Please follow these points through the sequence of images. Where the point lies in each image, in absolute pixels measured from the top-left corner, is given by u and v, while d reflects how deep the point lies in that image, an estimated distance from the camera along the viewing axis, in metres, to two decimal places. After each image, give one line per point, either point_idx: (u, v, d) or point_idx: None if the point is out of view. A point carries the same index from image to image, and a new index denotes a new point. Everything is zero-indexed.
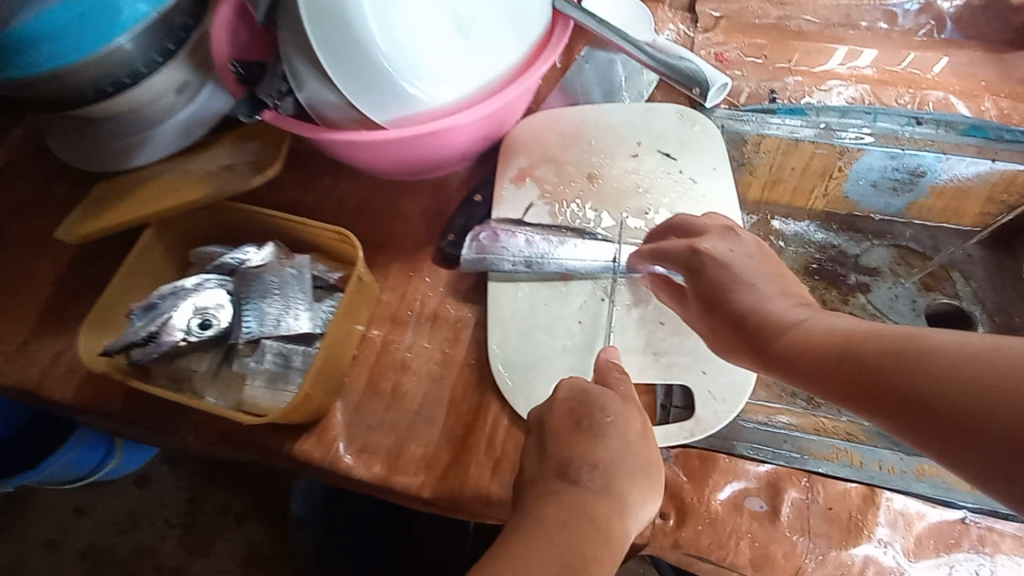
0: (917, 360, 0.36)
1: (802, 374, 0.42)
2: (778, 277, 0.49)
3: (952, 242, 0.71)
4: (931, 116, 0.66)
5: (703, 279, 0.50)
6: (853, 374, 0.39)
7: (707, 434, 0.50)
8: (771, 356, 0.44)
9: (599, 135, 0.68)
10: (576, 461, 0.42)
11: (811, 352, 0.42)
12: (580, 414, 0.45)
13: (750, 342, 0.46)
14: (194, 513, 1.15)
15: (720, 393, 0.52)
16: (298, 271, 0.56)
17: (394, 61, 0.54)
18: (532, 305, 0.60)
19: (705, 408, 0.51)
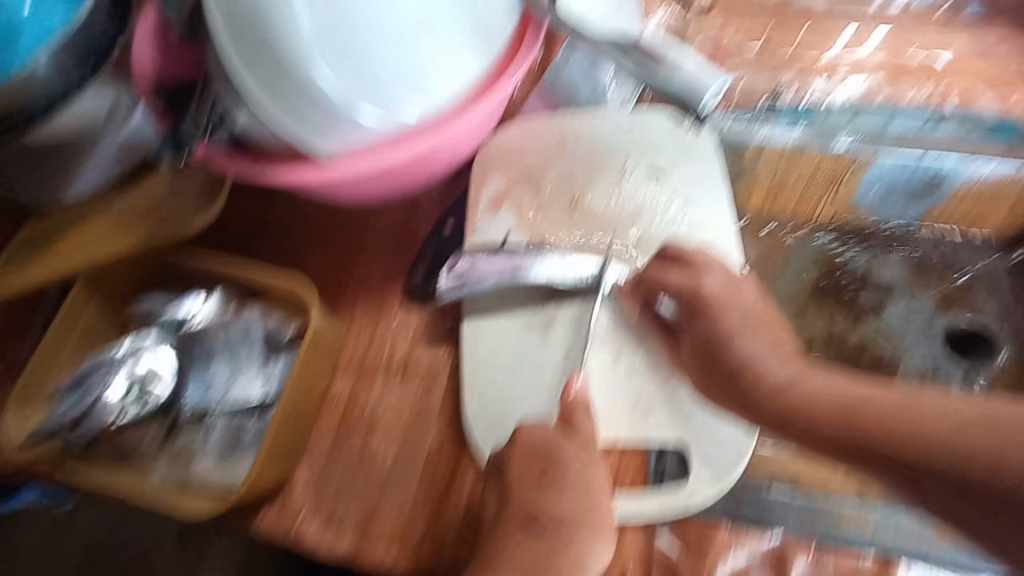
0: (910, 430, 0.35)
1: (799, 436, 0.40)
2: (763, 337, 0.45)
3: (976, 253, 0.64)
4: (952, 113, 0.60)
5: (701, 327, 0.47)
6: (855, 443, 0.37)
7: (704, 503, 0.47)
8: (765, 418, 0.42)
9: (582, 152, 0.61)
10: (540, 512, 0.45)
11: (807, 416, 0.39)
12: (542, 465, 0.46)
13: (742, 403, 0.44)
14: None
15: (716, 452, 0.49)
16: (247, 331, 0.52)
17: (341, 87, 0.46)
18: (511, 351, 0.55)
19: (701, 471, 0.48)
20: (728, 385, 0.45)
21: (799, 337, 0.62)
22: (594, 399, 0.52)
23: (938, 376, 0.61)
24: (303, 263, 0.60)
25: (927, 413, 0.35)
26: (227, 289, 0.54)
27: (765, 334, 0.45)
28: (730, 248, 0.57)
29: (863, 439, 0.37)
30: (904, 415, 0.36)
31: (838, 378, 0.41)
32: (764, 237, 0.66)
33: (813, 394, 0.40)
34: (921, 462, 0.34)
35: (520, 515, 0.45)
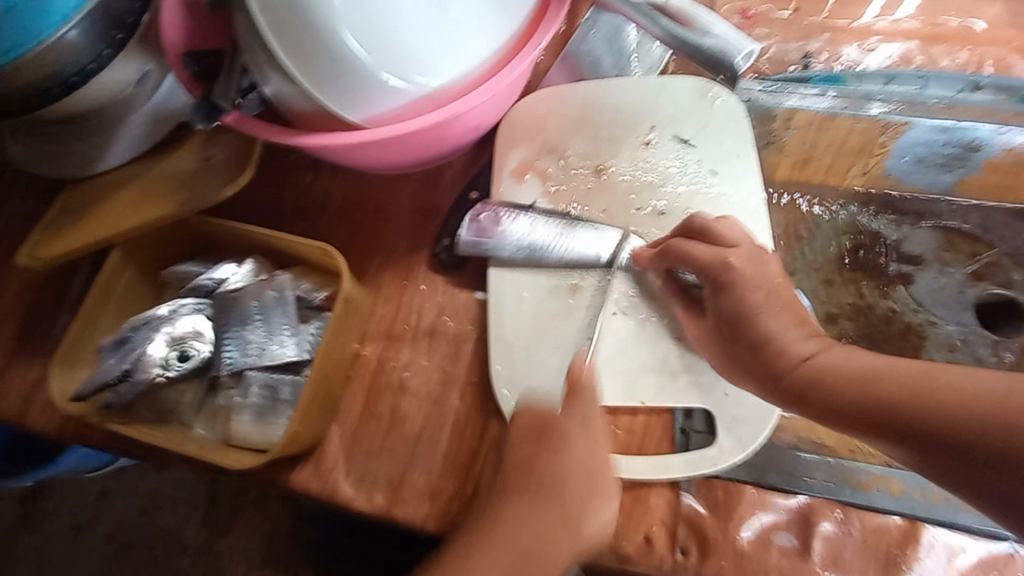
0: (934, 408, 0.34)
1: (818, 408, 0.40)
2: (787, 308, 0.45)
3: (1009, 224, 0.63)
4: (992, 79, 0.57)
5: (729, 298, 0.46)
6: (870, 411, 0.37)
7: (730, 463, 0.48)
8: (787, 390, 0.42)
9: (608, 119, 0.60)
10: (538, 472, 0.44)
11: (824, 386, 0.40)
12: (540, 429, 0.45)
13: (760, 373, 0.44)
14: (214, 493, 1.10)
15: (744, 416, 0.49)
16: (279, 292, 0.52)
17: (371, 49, 0.46)
18: (536, 318, 0.55)
19: (727, 434, 0.49)
20: (755, 366, 0.44)
21: (824, 309, 0.62)
22: (618, 364, 0.53)
23: (966, 346, 0.60)
24: (333, 230, 0.61)
25: (923, 376, 0.36)
26: (260, 257, 0.55)
27: (785, 310, 0.45)
28: (758, 219, 0.57)
29: (879, 405, 0.37)
30: (924, 390, 0.35)
31: (856, 352, 0.41)
32: (792, 208, 0.65)
33: (836, 366, 0.40)
34: (941, 429, 0.33)
35: (515, 469, 0.44)
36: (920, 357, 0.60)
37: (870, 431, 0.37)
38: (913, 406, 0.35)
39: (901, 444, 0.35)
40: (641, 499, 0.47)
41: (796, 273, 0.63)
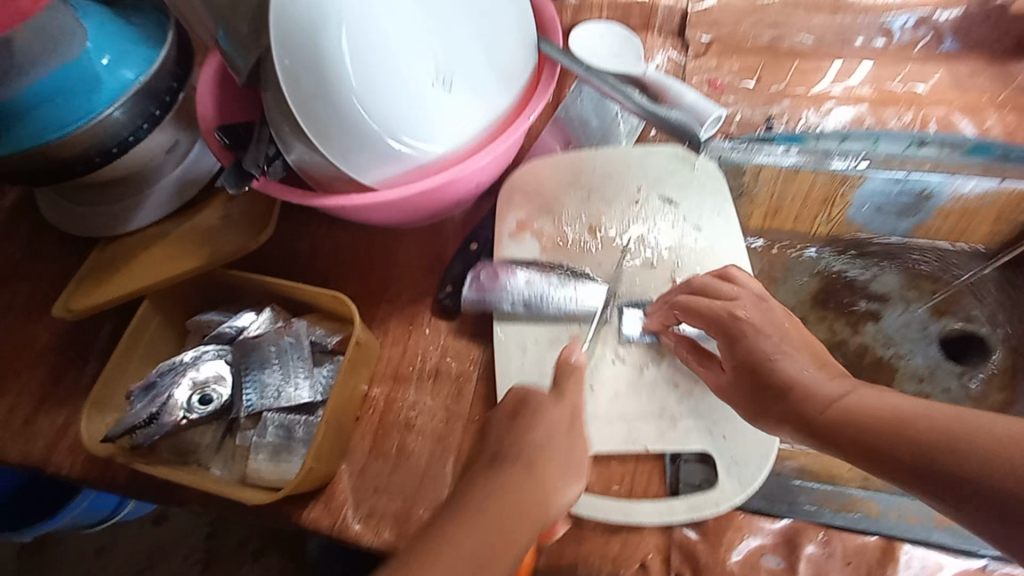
0: (954, 449, 0.35)
1: (849, 447, 0.40)
2: (798, 351, 0.48)
3: (965, 264, 0.68)
4: (934, 136, 0.65)
5: (742, 347, 0.50)
6: (901, 448, 0.37)
7: (733, 505, 0.50)
8: (819, 431, 0.43)
9: (597, 184, 0.67)
10: (508, 449, 0.45)
11: (855, 425, 0.40)
12: (517, 407, 0.48)
13: (790, 412, 0.45)
14: (214, 548, 1.09)
15: (743, 458, 0.53)
16: (295, 338, 0.57)
17: (383, 122, 0.53)
18: (542, 370, 0.60)
19: (729, 476, 0.52)
20: (776, 407, 0.46)
21: None
22: (620, 412, 0.56)
23: (935, 378, 0.64)
24: (346, 282, 0.66)
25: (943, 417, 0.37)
26: (278, 306, 0.60)
27: (801, 352, 0.48)
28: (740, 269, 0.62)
29: (896, 443, 0.38)
30: (944, 432, 0.36)
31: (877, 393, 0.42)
32: (768, 254, 0.71)
33: (866, 407, 0.41)
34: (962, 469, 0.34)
35: (488, 457, 0.45)
36: (893, 386, 0.64)
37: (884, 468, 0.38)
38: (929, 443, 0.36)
39: (932, 488, 0.35)
40: (635, 527, 0.50)
41: None
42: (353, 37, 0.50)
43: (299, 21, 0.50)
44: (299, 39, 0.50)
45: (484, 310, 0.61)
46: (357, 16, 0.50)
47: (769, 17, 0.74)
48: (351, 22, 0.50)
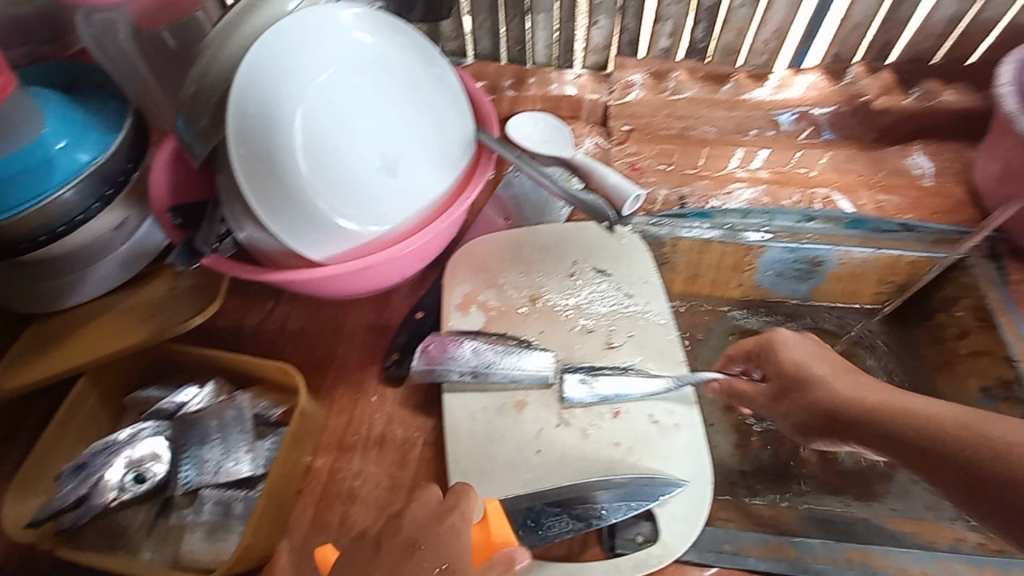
0: (978, 447, 0.40)
1: (871, 435, 0.46)
2: (827, 358, 0.52)
3: (857, 320, 0.77)
4: (820, 212, 0.74)
5: (784, 357, 0.53)
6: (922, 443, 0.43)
7: (672, 558, 0.54)
8: (841, 423, 0.48)
9: (535, 256, 0.71)
10: None
11: (879, 418, 0.46)
12: (414, 541, 0.45)
13: (816, 409, 0.50)
14: None
15: (681, 512, 0.56)
16: (238, 411, 0.58)
17: (332, 204, 0.59)
18: (489, 436, 0.60)
19: (668, 531, 0.55)
20: (810, 414, 0.50)
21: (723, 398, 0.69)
22: (562, 474, 0.58)
23: None
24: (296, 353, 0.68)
25: (988, 426, 0.41)
26: (221, 379, 0.61)
27: (833, 359, 0.52)
28: (667, 332, 0.66)
29: (928, 436, 0.43)
30: (966, 431, 0.41)
31: (932, 399, 0.45)
32: (692, 316, 0.78)
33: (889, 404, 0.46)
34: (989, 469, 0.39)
35: None
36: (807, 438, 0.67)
37: (920, 462, 0.43)
38: (967, 446, 0.41)
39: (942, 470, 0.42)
40: None
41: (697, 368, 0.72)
42: (310, 129, 0.57)
43: (259, 112, 0.56)
44: (258, 128, 0.56)
45: (432, 380, 0.63)
46: (315, 111, 0.57)
47: (677, 111, 0.86)
48: (306, 116, 0.57)
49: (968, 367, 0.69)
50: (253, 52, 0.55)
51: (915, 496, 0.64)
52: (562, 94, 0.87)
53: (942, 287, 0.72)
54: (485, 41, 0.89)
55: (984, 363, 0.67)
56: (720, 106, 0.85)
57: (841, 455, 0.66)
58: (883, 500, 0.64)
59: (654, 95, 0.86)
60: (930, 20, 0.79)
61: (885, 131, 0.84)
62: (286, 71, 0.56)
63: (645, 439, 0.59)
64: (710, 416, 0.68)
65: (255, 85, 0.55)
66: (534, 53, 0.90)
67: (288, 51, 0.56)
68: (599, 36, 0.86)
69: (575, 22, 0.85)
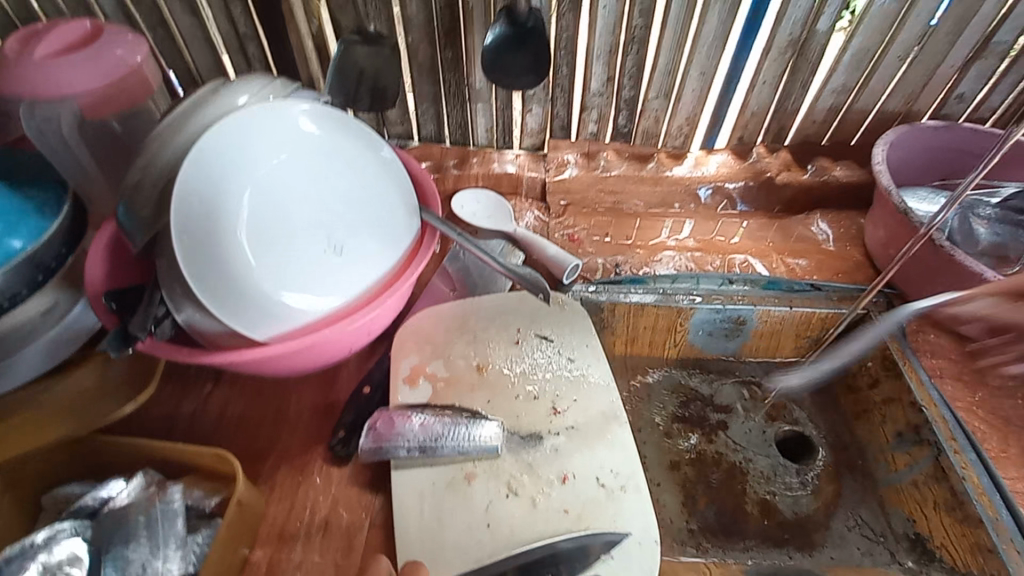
0: None
1: None
2: None
3: (781, 374, 0.82)
4: (739, 276, 0.80)
5: None
6: None
7: None
8: None
9: (481, 325, 0.73)
10: None
11: None
12: None
13: None
14: None
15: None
16: (168, 505, 0.54)
17: (275, 284, 0.60)
18: (438, 512, 0.59)
19: None
20: None
21: (666, 458, 0.74)
22: (511, 545, 0.57)
23: (778, 477, 0.72)
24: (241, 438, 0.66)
25: None
26: (151, 470, 0.58)
27: None
28: (610, 394, 0.68)
29: None
30: None
31: None
32: (633, 379, 0.81)
33: None
34: None
35: None
36: (747, 488, 0.71)
37: None
38: None
39: None
40: None
41: (642, 429, 0.76)
42: (257, 214, 0.59)
43: (207, 199, 0.58)
44: (204, 213, 0.58)
45: (380, 458, 0.62)
46: (263, 197, 0.60)
47: (608, 187, 0.94)
48: (252, 202, 0.59)
49: (883, 413, 0.73)
50: (201, 142, 0.58)
51: (851, 542, 0.68)
52: (503, 172, 0.94)
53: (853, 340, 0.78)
54: (429, 126, 0.96)
55: (895, 410, 0.71)
56: (646, 182, 0.94)
57: (781, 507, 0.70)
58: (823, 549, 0.67)
59: (586, 173, 0.94)
60: (814, 110, 0.92)
61: (787, 202, 0.95)
62: (235, 161, 0.59)
63: (592, 503, 0.60)
64: (657, 475, 0.72)
65: (203, 174, 0.58)
66: (475, 136, 0.97)
67: (237, 142, 0.59)
68: (533, 121, 0.94)
69: (511, 110, 0.93)
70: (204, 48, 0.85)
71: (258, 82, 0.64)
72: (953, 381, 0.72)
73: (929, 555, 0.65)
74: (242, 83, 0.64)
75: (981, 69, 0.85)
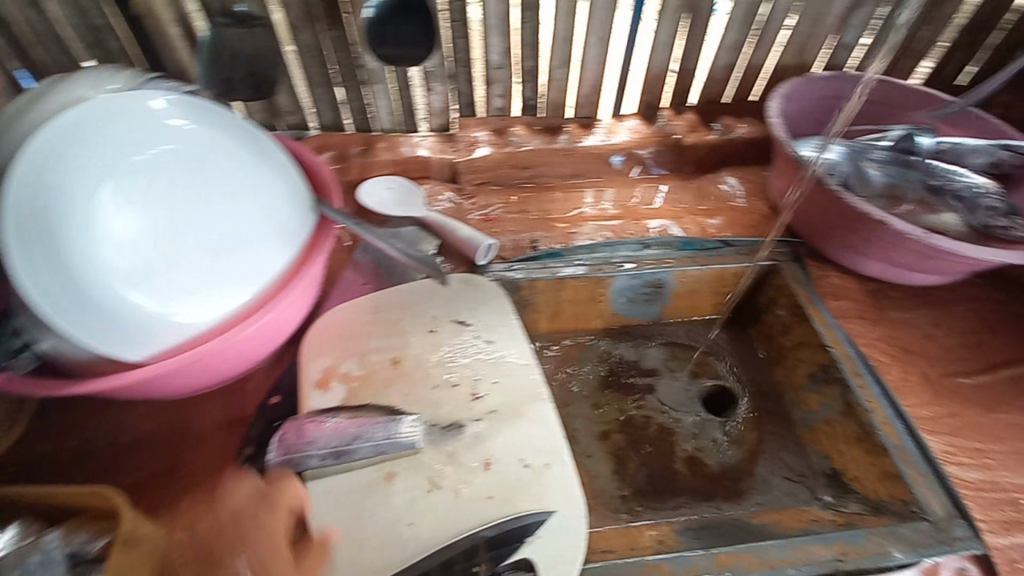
0: None
1: None
2: None
3: (702, 332, 0.83)
4: (654, 240, 0.80)
5: None
6: None
7: None
8: None
9: (394, 318, 0.70)
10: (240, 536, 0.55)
11: None
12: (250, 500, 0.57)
13: None
14: None
15: (558, 554, 0.55)
16: (44, 555, 0.49)
17: (144, 298, 0.54)
18: (357, 517, 0.56)
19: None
20: None
21: (597, 428, 0.74)
22: (435, 540, 0.55)
23: (704, 432, 0.74)
24: (156, 464, 0.64)
25: None
26: (26, 520, 0.52)
27: None
28: (531, 371, 0.66)
29: None
30: None
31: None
32: (559, 354, 0.80)
33: None
34: None
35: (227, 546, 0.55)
36: (675, 447, 0.72)
37: None
38: None
39: None
40: None
41: (571, 403, 0.76)
42: (113, 219, 0.53)
43: (47, 206, 0.51)
44: (49, 222, 0.51)
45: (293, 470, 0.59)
46: (119, 199, 0.53)
47: (520, 162, 0.92)
48: (103, 209, 0.53)
49: (795, 357, 0.75)
50: (31, 149, 0.51)
51: (775, 485, 0.70)
52: (411, 155, 0.90)
53: (765, 291, 0.80)
54: (325, 112, 0.90)
55: (805, 353, 0.74)
56: (558, 154, 0.92)
57: (708, 460, 0.71)
58: (749, 496, 0.69)
59: (498, 150, 0.91)
60: (715, 68, 0.92)
61: (697, 162, 0.96)
62: (75, 164, 0.52)
63: (517, 485, 0.59)
64: (588, 447, 0.72)
65: (40, 181, 0.51)
66: (377, 120, 0.92)
67: (84, 140, 0.53)
68: (437, 100, 0.90)
69: (412, 90, 0.88)
70: (48, 43, 0.75)
71: (99, 78, 0.59)
72: (855, 320, 0.75)
73: (845, 488, 0.67)
74: (89, 79, 0.58)
75: (860, 18, 0.88)
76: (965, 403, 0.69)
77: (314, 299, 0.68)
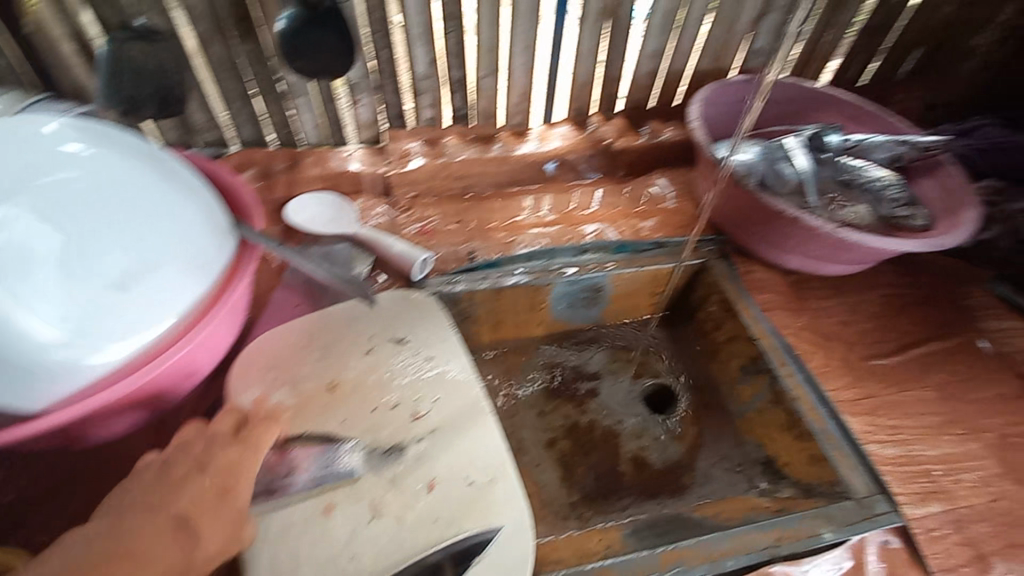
0: None
1: None
2: None
3: (641, 332, 0.85)
4: (591, 244, 0.80)
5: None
6: None
7: None
8: None
9: (328, 341, 0.67)
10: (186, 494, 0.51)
11: None
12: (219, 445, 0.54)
13: None
14: None
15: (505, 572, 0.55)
16: None
17: (40, 339, 0.49)
18: (295, 555, 0.54)
19: None
20: None
21: (543, 437, 0.74)
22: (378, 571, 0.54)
23: (647, 432, 0.76)
24: (72, 525, 0.60)
25: None
26: None
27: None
28: (472, 386, 0.65)
29: None
30: None
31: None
32: (503, 363, 0.80)
33: None
34: None
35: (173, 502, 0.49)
36: (619, 450, 0.74)
37: None
38: None
39: None
40: None
41: (516, 413, 0.76)
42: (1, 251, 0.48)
43: None
44: None
45: None
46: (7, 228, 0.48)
47: (454, 173, 0.91)
48: None
49: (727, 352, 0.78)
50: None
51: (714, 477, 0.73)
52: (341, 169, 0.87)
53: (696, 289, 0.84)
54: (246, 128, 0.86)
55: (737, 347, 0.77)
56: (492, 163, 0.92)
57: (651, 459, 0.74)
58: (690, 490, 0.72)
59: (431, 161, 0.90)
60: (638, 74, 0.95)
61: (629, 166, 0.98)
62: None
63: (461, 505, 0.58)
64: (535, 456, 0.72)
65: None
66: (303, 135, 0.89)
67: None
68: (365, 113, 0.88)
69: (337, 103, 0.86)
70: None
71: None
72: (780, 311, 0.79)
73: (779, 474, 0.71)
74: None
75: (769, 24, 0.93)
76: (881, 384, 0.74)
77: (240, 327, 0.65)
